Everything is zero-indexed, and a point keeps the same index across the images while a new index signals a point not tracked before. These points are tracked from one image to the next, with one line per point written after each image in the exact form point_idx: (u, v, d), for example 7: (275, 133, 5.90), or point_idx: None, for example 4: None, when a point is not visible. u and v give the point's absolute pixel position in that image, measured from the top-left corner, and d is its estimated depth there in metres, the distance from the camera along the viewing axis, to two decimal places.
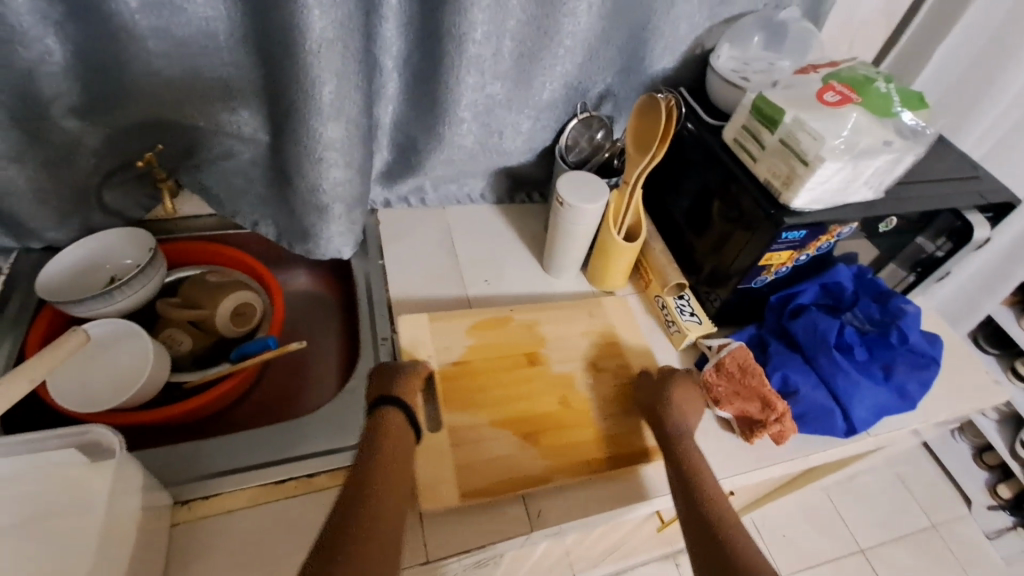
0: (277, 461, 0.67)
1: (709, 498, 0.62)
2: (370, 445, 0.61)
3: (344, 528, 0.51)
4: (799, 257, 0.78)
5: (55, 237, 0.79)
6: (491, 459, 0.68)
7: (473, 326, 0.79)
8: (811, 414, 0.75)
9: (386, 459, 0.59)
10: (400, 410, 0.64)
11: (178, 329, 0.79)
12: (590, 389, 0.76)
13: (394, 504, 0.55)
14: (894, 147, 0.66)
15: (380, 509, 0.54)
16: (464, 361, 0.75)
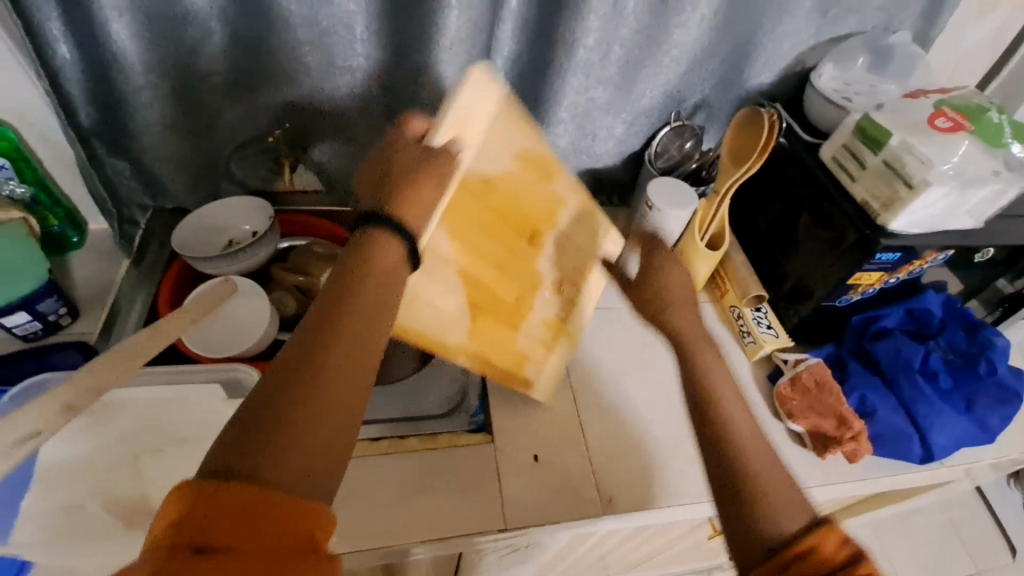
0: (373, 422, 0.75)
1: (729, 446, 0.52)
2: (356, 269, 0.48)
3: (298, 380, 0.40)
4: (888, 280, 0.78)
5: (186, 199, 0.87)
6: (431, 308, 0.65)
7: (524, 155, 0.65)
8: (888, 436, 0.76)
9: (365, 302, 0.46)
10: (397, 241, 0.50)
11: (286, 292, 0.85)
12: (543, 305, 0.75)
13: (360, 355, 0.44)
14: (1002, 177, 0.66)
15: (340, 358, 0.42)
16: (492, 180, 0.64)
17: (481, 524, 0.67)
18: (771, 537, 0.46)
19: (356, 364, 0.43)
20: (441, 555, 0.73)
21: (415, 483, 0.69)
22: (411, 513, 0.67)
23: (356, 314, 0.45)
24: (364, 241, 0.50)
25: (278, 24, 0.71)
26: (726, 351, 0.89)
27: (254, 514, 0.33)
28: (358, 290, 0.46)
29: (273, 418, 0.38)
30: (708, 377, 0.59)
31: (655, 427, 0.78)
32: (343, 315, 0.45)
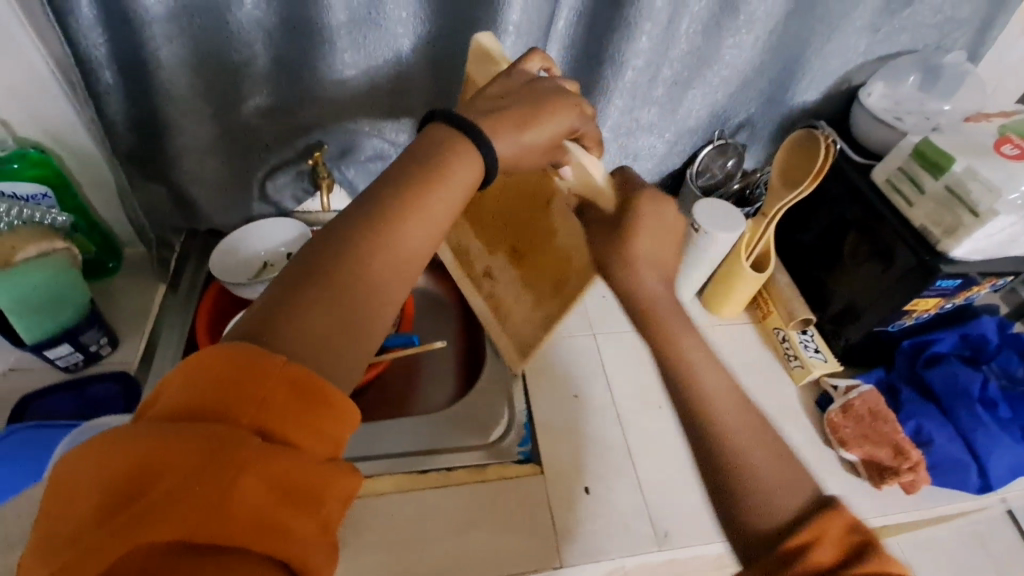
0: (420, 452, 0.74)
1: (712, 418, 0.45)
2: (418, 174, 0.47)
3: (332, 276, 0.41)
4: (945, 305, 0.76)
5: (221, 221, 0.85)
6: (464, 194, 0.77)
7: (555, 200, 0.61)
8: (943, 465, 0.73)
9: (414, 216, 0.46)
10: (475, 151, 0.49)
11: None
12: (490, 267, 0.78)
13: (393, 263, 0.44)
14: None
15: (372, 260, 0.43)
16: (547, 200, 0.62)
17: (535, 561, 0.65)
18: (768, 526, 0.41)
19: (390, 270, 0.44)
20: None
21: (466, 517, 0.68)
22: (461, 551, 0.65)
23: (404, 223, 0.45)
24: (432, 145, 0.48)
25: (324, 46, 0.70)
26: (772, 375, 0.87)
27: (280, 398, 0.35)
28: (410, 199, 0.46)
29: (306, 307, 0.39)
30: (705, 377, 0.48)
31: None
32: (388, 219, 0.45)
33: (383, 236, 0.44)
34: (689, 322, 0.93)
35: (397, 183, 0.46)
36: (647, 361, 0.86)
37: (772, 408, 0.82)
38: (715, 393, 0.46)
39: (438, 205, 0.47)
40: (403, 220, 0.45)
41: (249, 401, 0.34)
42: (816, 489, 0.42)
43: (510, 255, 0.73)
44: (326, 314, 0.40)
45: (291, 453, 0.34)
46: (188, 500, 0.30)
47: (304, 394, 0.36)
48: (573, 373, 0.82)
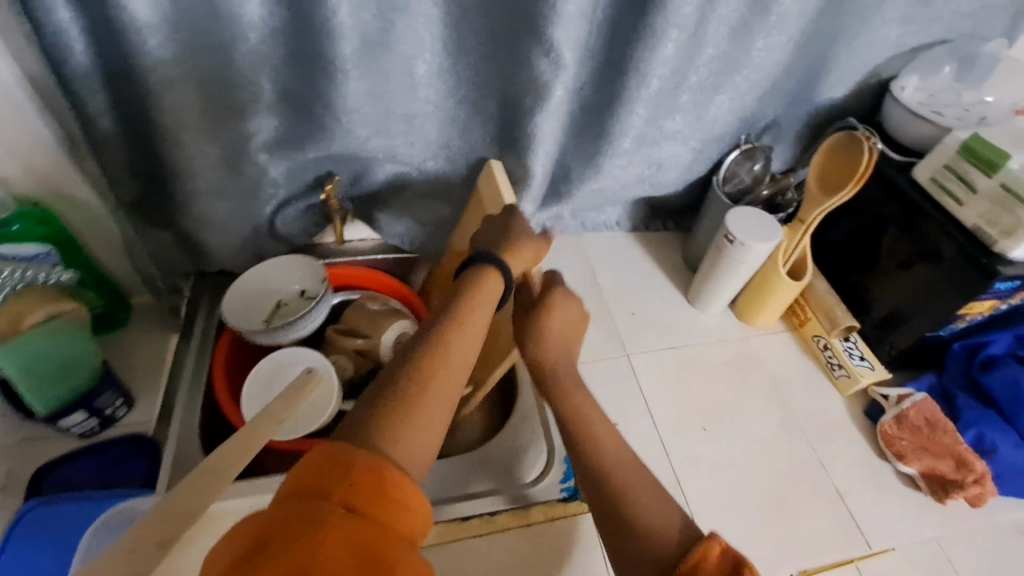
0: (455, 497, 0.69)
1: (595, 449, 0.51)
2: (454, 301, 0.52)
3: (415, 375, 0.44)
4: (1000, 306, 0.72)
5: (232, 261, 0.82)
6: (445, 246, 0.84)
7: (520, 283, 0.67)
8: (1008, 474, 0.70)
9: (466, 325, 0.49)
10: (499, 274, 0.55)
11: (344, 355, 0.80)
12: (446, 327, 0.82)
13: (450, 369, 0.45)
14: None
15: (433, 368, 0.45)
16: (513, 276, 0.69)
17: None
18: (665, 545, 0.43)
19: (449, 377, 0.45)
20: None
21: (514, 563, 0.65)
22: None
23: (453, 337, 0.48)
24: (467, 276, 0.55)
25: (333, 76, 0.67)
26: (814, 385, 0.83)
27: (365, 481, 0.35)
28: (460, 318, 0.50)
29: (378, 409, 0.41)
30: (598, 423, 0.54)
31: (752, 481, 0.73)
32: (441, 334, 0.48)
33: (438, 346, 0.46)
34: (723, 334, 0.89)
35: (443, 309, 0.51)
36: (684, 382, 0.83)
37: (819, 421, 0.79)
38: (606, 445, 0.51)
39: (478, 323, 0.50)
40: (455, 334, 0.48)
41: (338, 481, 0.35)
42: (688, 524, 0.44)
43: None
44: (396, 414, 0.41)
45: (376, 532, 0.34)
46: (283, 570, 0.30)
47: (388, 476, 0.36)
48: (610, 399, 0.79)
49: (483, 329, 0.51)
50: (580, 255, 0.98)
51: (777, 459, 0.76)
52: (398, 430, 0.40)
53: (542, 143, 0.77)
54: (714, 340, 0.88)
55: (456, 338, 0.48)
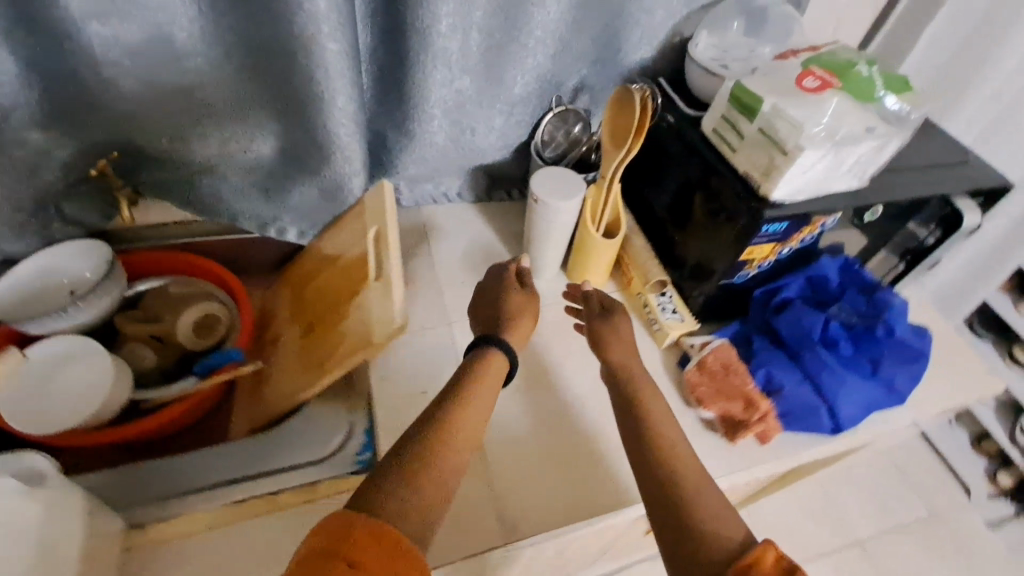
0: (248, 475, 0.67)
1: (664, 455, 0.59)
2: (461, 381, 0.60)
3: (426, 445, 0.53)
4: (782, 251, 0.75)
5: (14, 248, 0.76)
6: (321, 247, 0.86)
7: (375, 282, 0.72)
8: (795, 412, 0.73)
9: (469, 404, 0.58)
10: (502, 356, 0.64)
11: (139, 343, 0.77)
12: (290, 327, 0.82)
13: (456, 438, 0.54)
14: (878, 134, 0.61)
15: (441, 442, 0.54)
16: (379, 278, 0.72)
17: None
18: (723, 549, 0.50)
19: (453, 447, 0.54)
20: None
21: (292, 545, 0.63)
22: None
23: (461, 412, 0.57)
24: (477, 354, 0.63)
25: (76, 44, 0.62)
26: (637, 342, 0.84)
27: (363, 539, 0.42)
28: (470, 397, 0.58)
29: (393, 475, 0.50)
30: (665, 427, 0.62)
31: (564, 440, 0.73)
32: (455, 405, 0.57)
33: (445, 425, 0.55)
34: (555, 297, 0.90)
35: (453, 388, 0.59)
36: None
37: None
38: (676, 444, 0.60)
39: (486, 395, 0.60)
40: (462, 411, 0.57)
41: (343, 540, 0.42)
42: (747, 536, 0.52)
43: (309, 321, 0.80)
44: (406, 482, 0.49)
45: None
46: None
47: (378, 529, 0.43)
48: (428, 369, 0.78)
49: (485, 409, 0.59)
50: (420, 229, 0.97)
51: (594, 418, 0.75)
52: (407, 495, 0.48)
53: (350, 109, 0.72)
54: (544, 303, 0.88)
55: (463, 420, 0.56)
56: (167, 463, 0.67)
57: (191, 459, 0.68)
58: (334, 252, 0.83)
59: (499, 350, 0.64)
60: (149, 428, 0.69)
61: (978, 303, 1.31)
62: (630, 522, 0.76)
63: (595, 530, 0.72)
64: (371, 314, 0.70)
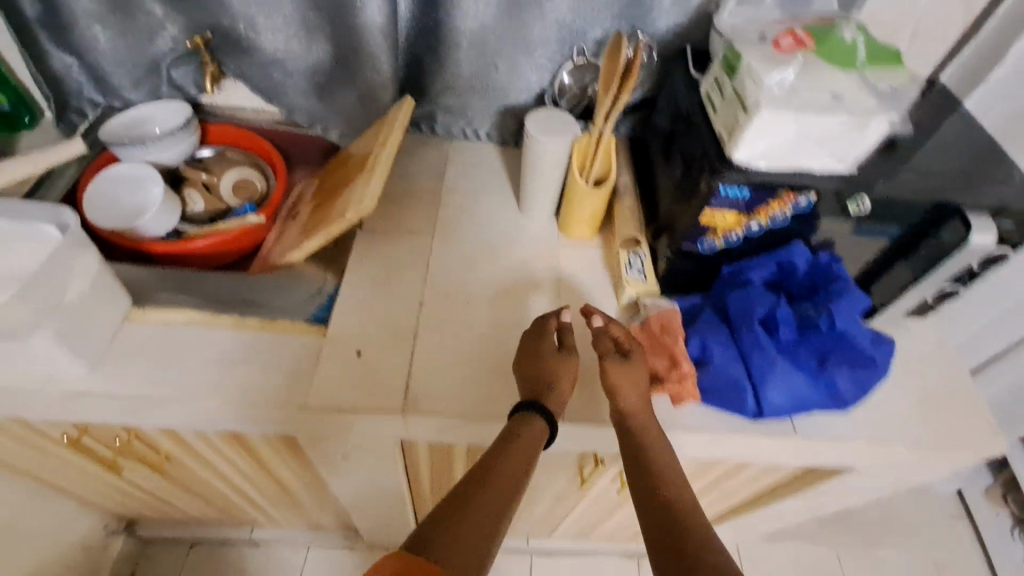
0: (225, 300, 0.80)
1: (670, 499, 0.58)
2: (500, 445, 0.65)
3: (461, 496, 0.58)
4: (750, 226, 0.73)
5: (131, 96, 0.99)
6: (349, 148, 1.00)
7: (368, 171, 0.83)
8: (718, 387, 0.71)
9: (501, 461, 0.63)
10: (541, 419, 0.69)
11: (194, 189, 0.97)
12: (306, 207, 0.96)
13: (498, 497, 0.59)
14: (846, 105, 0.60)
15: (474, 497, 0.58)
16: (371, 169, 0.83)
17: (280, 401, 0.72)
18: None
19: (485, 500, 0.58)
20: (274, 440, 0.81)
21: (238, 354, 0.75)
22: (225, 376, 0.73)
23: (496, 471, 0.62)
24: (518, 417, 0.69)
25: None
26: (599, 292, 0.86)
27: None
28: (503, 458, 0.63)
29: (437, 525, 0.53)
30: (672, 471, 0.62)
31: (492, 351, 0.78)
32: (487, 465, 0.63)
33: (479, 485, 0.60)
34: (540, 238, 0.94)
35: (496, 451, 0.65)
36: (479, 268, 0.88)
37: None
38: (681, 492, 0.59)
39: (520, 455, 0.65)
40: (495, 468, 0.62)
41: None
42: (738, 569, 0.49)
43: (319, 202, 0.93)
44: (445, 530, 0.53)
45: None
46: None
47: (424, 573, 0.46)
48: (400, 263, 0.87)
49: (523, 473, 0.63)
50: (445, 157, 1.06)
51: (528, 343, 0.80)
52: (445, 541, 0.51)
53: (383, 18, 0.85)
54: (527, 240, 0.93)
55: (496, 482, 0.60)
56: (187, 275, 0.82)
57: (207, 276, 0.82)
58: (356, 151, 0.96)
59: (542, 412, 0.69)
60: (195, 253, 0.88)
61: None
62: None
63: (494, 435, 0.77)
64: (354, 194, 0.82)
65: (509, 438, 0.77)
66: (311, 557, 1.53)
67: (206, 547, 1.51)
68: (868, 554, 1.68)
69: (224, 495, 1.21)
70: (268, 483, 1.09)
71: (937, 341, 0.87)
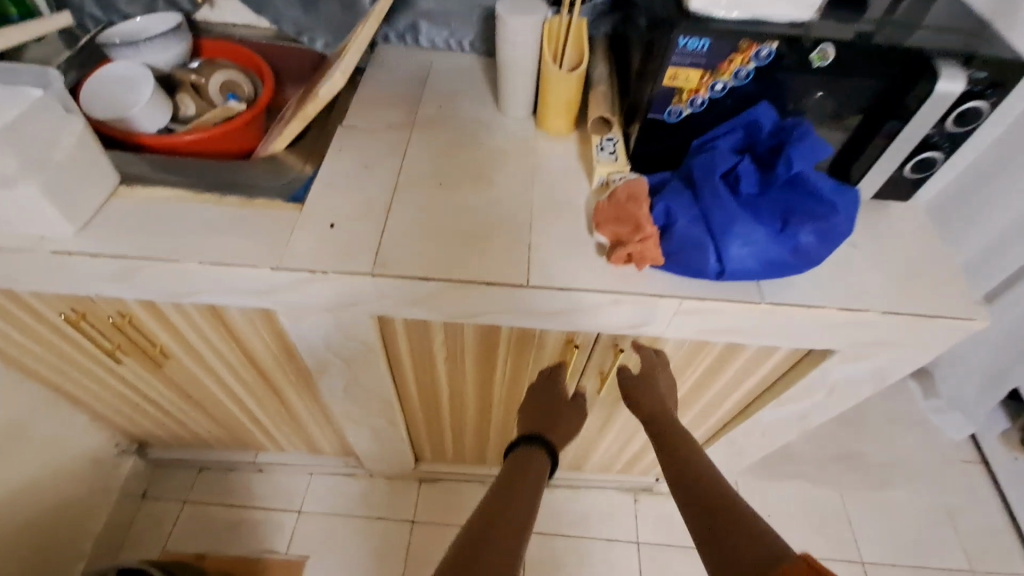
0: (209, 188, 0.84)
1: (684, 460, 0.70)
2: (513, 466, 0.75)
3: (499, 497, 0.69)
4: (715, 87, 0.72)
5: (129, 11, 1.04)
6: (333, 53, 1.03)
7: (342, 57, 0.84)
8: (681, 250, 0.71)
9: (522, 477, 0.73)
10: (542, 452, 0.79)
11: (185, 92, 1.02)
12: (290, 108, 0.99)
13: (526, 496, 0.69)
14: None
15: (510, 496, 0.69)
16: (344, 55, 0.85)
17: (254, 259, 0.74)
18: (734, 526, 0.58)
19: (520, 498, 0.69)
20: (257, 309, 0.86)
21: (216, 222, 0.78)
22: (203, 240, 0.77)
23: (523, 479, 0.72)
24: (521, 452, 0.78)
25: None
26: (571, 177, 0.87)
27: None
28: (520, 470, 0.74)
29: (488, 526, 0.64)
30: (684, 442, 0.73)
31: (459, 225, 0.80)
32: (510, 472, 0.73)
33: (505, 490, 0.70)
34: (516, 133, 0.95)
35: (512, 464, 0.75)
36: (454, 158, 0.90)
37: (550, 199, 0.84)
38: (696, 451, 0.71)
39: (535, 464, 0.76)
40: (519, 480, 0.72)
41: None
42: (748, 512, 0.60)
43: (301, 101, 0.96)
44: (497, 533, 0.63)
45: None
46: None
47: None
48: (377, 152, 0.89)
49: (541, 488, 0.73)
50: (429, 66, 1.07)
51: (496, 217, 0.81)
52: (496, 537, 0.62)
53: None
54: (503, 135, 0.94)
55: (520, 486, 0.71)
56: (178, 161, 0.90)
57: (196, 162, 0.90)
58: (337, 53, 0.99)
59: (544, 445, 0.80)
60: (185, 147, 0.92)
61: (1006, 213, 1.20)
62: (501, 310, 0.79)
63: (465, 301, 0.77)
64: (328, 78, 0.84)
65: (479, 305, 0.78)
66: (312, 484, 1.58)
67: (212, 473, 1.58)
68: (876, 498, 1.63)
69: (224, 407, 1.26)
70: (261, 388, 1.14)
71: (923, 224, 0.85)
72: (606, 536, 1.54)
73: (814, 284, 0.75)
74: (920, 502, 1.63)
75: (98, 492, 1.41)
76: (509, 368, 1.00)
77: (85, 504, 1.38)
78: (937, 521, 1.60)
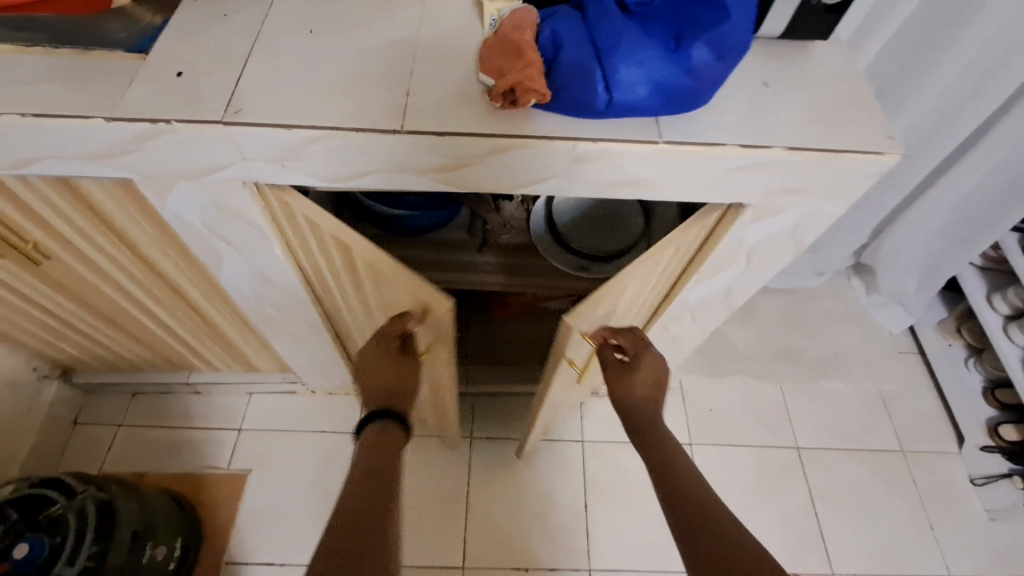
0: (38, 41, 0.73)
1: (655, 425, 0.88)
2: (374, 445, 0.82)
3: (366, 494, 0.73)
4: None
5: None
6: None
7: None
8: (569, 79, 0.63)
9: (382, 468, 0.78)
10: (399, 425, 0.87)
11: None
12: None
13: (386, 485, 0.75)
14: None
15: (365, 490, 0.73)
16: None
17: (87, 110, 0.66)
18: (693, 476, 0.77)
19: (372, 491, 0.74)
20: (118, 181, 0.78)
21: (45, 75, 0.69)
22: (25, 94, 0.67)
23: (381, 473, 0.77)
24: (377, 428, 0.85)
25: None
26: (460, 19, 0.77)
27: None
28: (382, 453, 0.81)
29: (351, 527, 0.68)
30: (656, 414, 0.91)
31: (328, 72, 0.71)
32: (370, 459, 0.79)
33: (365, 485, 0.74)
34: None
35: (373, 452, 0.81)
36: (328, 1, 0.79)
37: (434, 42, 0.75)
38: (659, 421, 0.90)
39: (392, 450, 0.83)
40: (381, 465, 0.79)
41: None
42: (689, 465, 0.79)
43: None
44: (356, 538, 0.66)
45: None
46: None
47: None
48: None
49: (401, 460, 0.82)
50: None
51: (370, 63, 0.72)
52: (355, 539, 0.66)
53: None
54: None
55: (379, 475, 0.76)
56: (28, 18, 0.77)
57: (49, 18, 0.77)
58: None
59: (397, 419, 0.87)
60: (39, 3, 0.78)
61: (912, 75, 1.22)
62: (379, 165, 0.71)
63: (335, 156, 0.70)
64: None
65: (354, 160, 0.70)
66: (252, 403, 1.54)
67: (145, 397, 1.53)
68: (815, 390, 1.67)
69: (134, 321, 1.20)
70: (163, 291, 1.07)
71: (843, 65, 0.78)
72: (553, 437, 1.55)
73: (716, 124, 0.70)
74: (858, 391, 1.68)
75: (16, 416, 1.35)
76: (375, 291, 0.97)
77: (3, 428, 1.32)
78: (871, 408, 1.66)
